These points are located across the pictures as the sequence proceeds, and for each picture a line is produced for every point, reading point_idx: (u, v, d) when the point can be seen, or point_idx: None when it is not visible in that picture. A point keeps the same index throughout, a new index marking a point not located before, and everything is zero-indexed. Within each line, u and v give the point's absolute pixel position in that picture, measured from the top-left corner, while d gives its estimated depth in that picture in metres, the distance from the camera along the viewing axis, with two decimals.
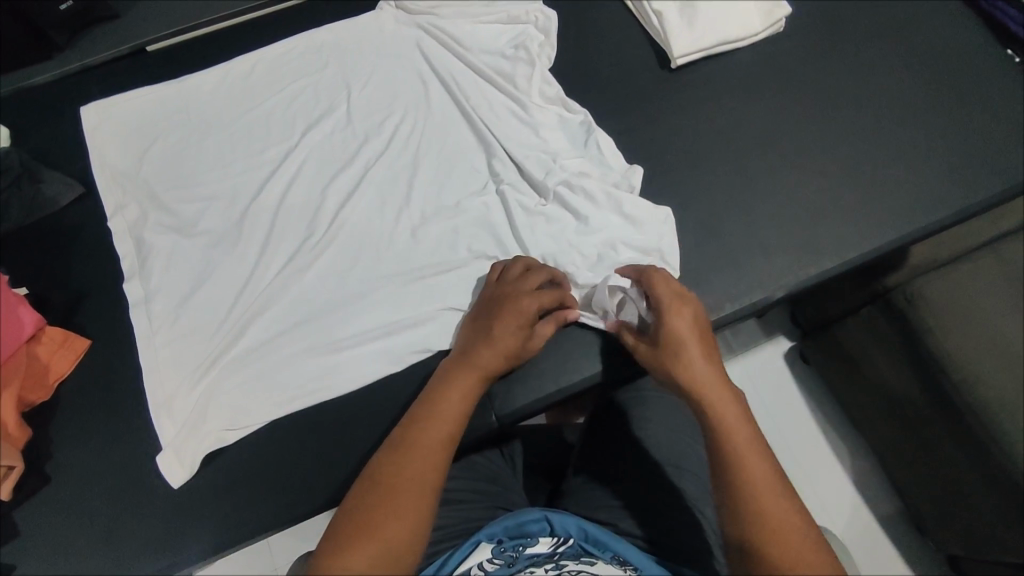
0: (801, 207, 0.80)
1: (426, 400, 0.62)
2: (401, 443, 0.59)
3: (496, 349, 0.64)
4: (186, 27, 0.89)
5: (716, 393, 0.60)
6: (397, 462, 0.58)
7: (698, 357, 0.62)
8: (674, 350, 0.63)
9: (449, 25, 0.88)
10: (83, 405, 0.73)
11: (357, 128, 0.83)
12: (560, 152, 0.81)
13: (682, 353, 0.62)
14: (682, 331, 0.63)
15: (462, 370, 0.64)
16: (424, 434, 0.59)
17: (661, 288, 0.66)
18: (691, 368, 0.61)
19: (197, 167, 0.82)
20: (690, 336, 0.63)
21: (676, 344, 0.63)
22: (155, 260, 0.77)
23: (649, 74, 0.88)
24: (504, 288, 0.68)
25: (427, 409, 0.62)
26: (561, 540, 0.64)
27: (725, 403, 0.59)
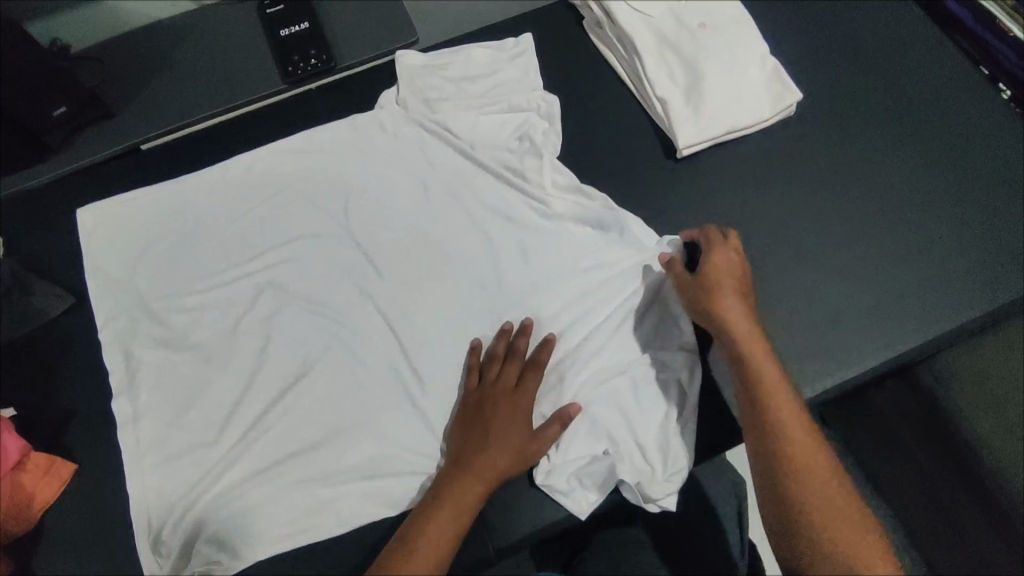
0: (817, 310, 0.75)
1: (411, 529, 0.63)
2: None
3: (496, 462, 0.66)
4: (182, 124, 0.88)
5: (754, 346, 0.66)
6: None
7: (734, 310, 0.68)
8: (722, 291, 0.69)
9: (447, 119, 0.85)
10: (67, 535, 0.70)
11: (355, 232, 0.81)
12: (572, 250, 0.78)
13: (727, 300, 0.68)
14: (730, 271, 0.70)
15: (453, 491, 0.64)
16: (417, 531, 0.62)
17: (715, 235, 0.73)
18: (735, 317, 0.67)
19: (191, 275, 0.80)
20: (734, 277, 0.70)
21: (721, 286, 0.69)
22: (143, 377, 0.75)
23: (654, 165, 0.84)
24: (491, 392, 0.69)
25: (410, 541, 0.62)
26: None
27: (763, 357, 0.66)
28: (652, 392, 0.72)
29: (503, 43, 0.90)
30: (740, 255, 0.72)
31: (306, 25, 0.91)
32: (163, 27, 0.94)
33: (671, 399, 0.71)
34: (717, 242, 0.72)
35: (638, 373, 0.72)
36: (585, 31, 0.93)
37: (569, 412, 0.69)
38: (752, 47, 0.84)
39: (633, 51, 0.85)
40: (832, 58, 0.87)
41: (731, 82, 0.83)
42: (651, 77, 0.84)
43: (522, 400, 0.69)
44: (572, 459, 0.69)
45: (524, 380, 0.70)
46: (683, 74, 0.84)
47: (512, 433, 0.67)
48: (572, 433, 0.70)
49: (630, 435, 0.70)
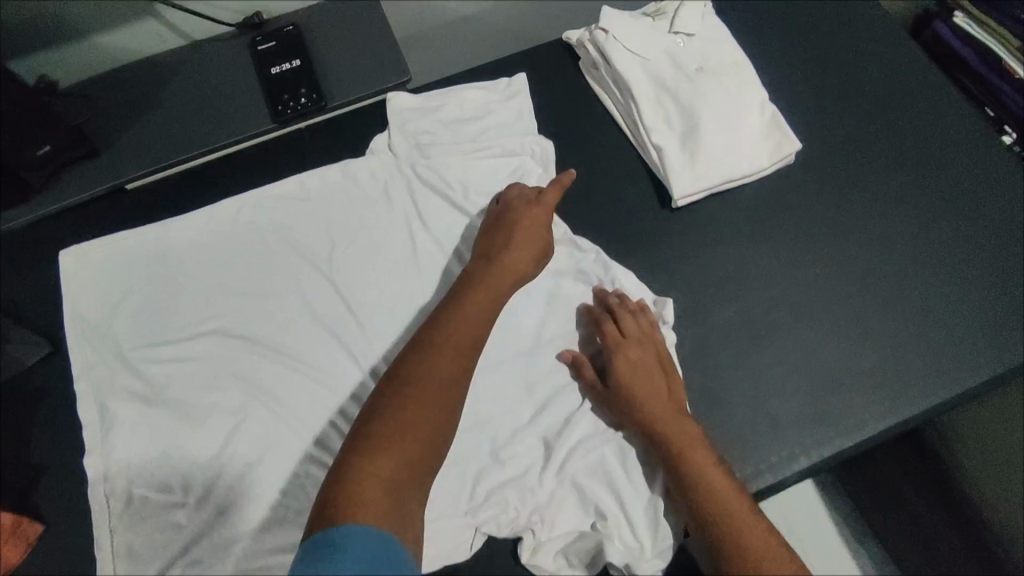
0: (816, 370, 0.72)
1: (430, 345, 0.64)
2: (405, 405, 0.59)
3: (519, 255, 0.73)
4: (166, 164, 0.85)
5: (671, 423, 0.67)
6: (403, 423, 0.57)
7: (645, 391, 0.69)
8: (635, 394, 0.69)
9: (440, 165, 0.84)
10: None
11: (343, 284, 0.80)
12: (565, 303, 0.77)
13: (644, 402, 0.68)
14: (636, 364, 0.70)
15: (475, 303, 0.69)
16: (438, 343, 0.64)
17: (617, 317, 0.73)
18: (656, 418, 0.67)
19: (174, 325, 0.78)
20: (639, 369, 0.70)
21: (634, 390, 0.69)
22: (117, 432, 0.72)
23: (648, 214, 0.81)
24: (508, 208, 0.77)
25: (429, 354, 0.63)
26: None
27: (680, 433, 0.66)
28: (642, 460, 0.70)
29: (496, 84, 0.89)
30: (643, 338, 0.71)
31: (297, 62, 0.89)
32: (153, 63, 0.91)
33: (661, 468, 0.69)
34: (614, 334, 0.72)
35: (628, 441, 0.70)
36: (581, 71, 0.91)
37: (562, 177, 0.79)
38: (752, 94, 0.82)
39: (630, 95, 0.83)
40: (838, 105, 0.84)
41: (729, 129, 0.80)
42: (647, 123, 0.81)
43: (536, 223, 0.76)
44: (557, 536, 0.68)
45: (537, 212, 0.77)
46: (681, 121, 0.81)
47: (530, 234, 0.75)
48: (557, 509, 0.68)
49: (618, 510, 0.68)
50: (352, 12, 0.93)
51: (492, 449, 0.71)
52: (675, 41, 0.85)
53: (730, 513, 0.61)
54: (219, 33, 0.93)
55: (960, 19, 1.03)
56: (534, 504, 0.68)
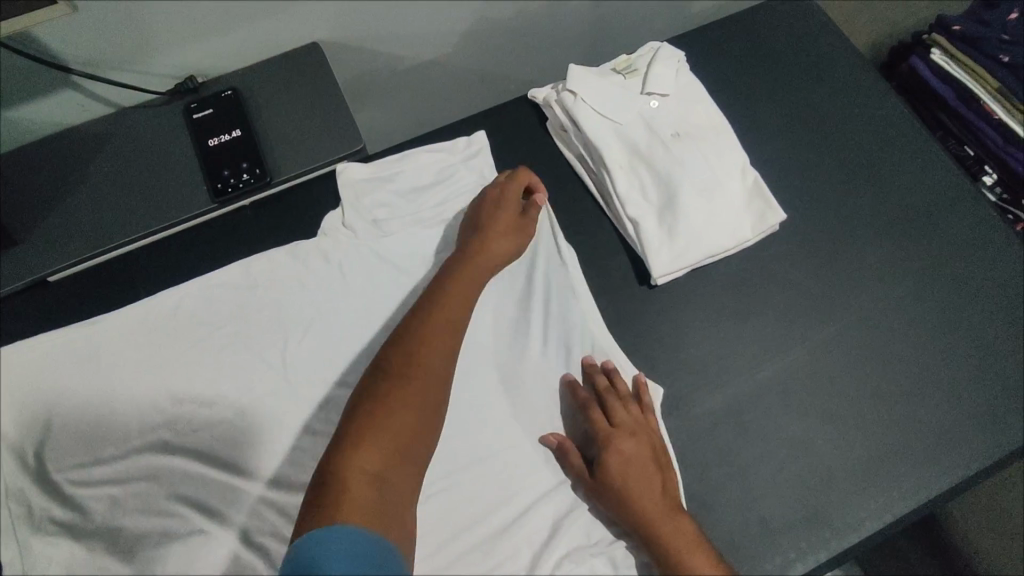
0: (808, 464, 0.68)
1: (400, 339, 0.62)
2: (384, 398, 0.58)
3: (495, 250, 0.71)
4: (92, 253, 0.76)
5: (666, 518, 0.62)
6: (380, 417, 0.57)
7: (641, 479, 0.63)
8: (625, 489, 0.63)
9: (401, 243, 0.77)
10: None
11: (296, 381, 0.72)
12: (543, 396, 0.70)
13: (634, 496, 0.63)
14: (629, 456, 0.64)
15: (447, 290, 0.66)
16: (418, 339, 0.62)
17: (604, 401, 0.67)
18: (649, 514, 0.62)
19: (107, 441, 0.70)
20: (628, 457, 0.64)
21: (625, 484, 0.63)
22: (51, 569, 0.65)
23: (626, 292, 0.75)
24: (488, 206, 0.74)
25: (412, 350, 0.61)
26: None
27: (677, 529, 0.61)
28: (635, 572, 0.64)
29: (454, 144, 0.82)
30: (635, 425, 0.66)
31: (237, 132, 0.81)
32: (76, 137, 0.82)
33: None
34: (604, 425, 0.66)
35: (621, 551, 0.64)
36: (549, 132, 0.84)
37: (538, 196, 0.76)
38: (731, 161, 0.77)
39: (602, 164, 0.77)
40: (814, 167, 0.81)
41: (708, 199, 0.75)
42: (622, 195, 0.76)
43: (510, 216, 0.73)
44: None
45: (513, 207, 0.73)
46: (658, 192, 0.76)
47: (504, 229, 0.72)
48: None
49: None
50: (299, 73, 0.85)
51: (468, 570, 0.65)
52: (648, 102, 0.79)
53: None
54: (146, 98, 0.84)
55: (937, 56, 0.94)
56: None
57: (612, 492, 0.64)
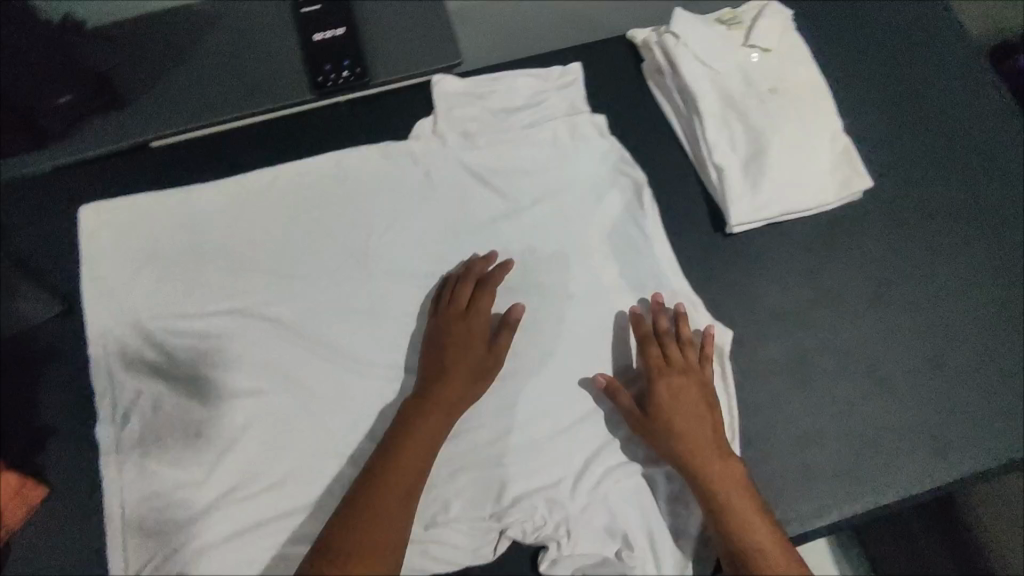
0: (854, 423, 0.70)
1: (377, 464, 0.63)
2: (359, 521, 0.60)
3: (462, 375, 0.68)
4: (196, 124, 0.80)
5: (712, 457, 0.65)
6: (358, 535, 0.60)
7: (689, 424, 0.66)
8: (678, 425, 0.66)
9: (489, 159, 0.80)
10: (33, 562, 0.67)
11: (375, 272, 0.75)
12: (608, 322, 0.74)
13: (687, 433, 0.66)
14: (679, 396, 0.67)
15: (417, 427, 0.65)
16: (388, 465, 0.63)
17: (663, 341, 0.70)
18: (702, 450, 0.65)
19: (195, 300, 0.74)
20: (682, 396, 0.67)
21: (679, 420, 0.66)
22: (136, 404, 0.71)
23: (699, 238, 0.78)
24: (455, 321, 0.70)
25: (380, 478, 0.62)
26: None
27: (721, 468, 0.64)
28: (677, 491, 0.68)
29: (549, 72, 0.83)
30: (686, 367, 0.69)
31: (342, 31, 0.83)
32: (189, 14, 0.85)
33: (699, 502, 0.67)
34: (660, 361, 0.69)
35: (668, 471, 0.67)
36: (643, 74, 0.85)
37: (515, 312, 0.71)
38: (824, 123, 0.77)
39: (694, 110, 0.78)
40: (906, 143, 0.80)
41: (796, 157, 0.76)
42: (710, 141, 0.77)
43: (478, 329, 0.70)
44: (579, 553, 0.66)
45: (482, 326, 0.71)
46: (747, 144, 0.77)
47: (472, 349, 0.69)
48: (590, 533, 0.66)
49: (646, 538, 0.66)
50: None
51: (519, 465, 0.68)
52: (749, 55, 0.80)
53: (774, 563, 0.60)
54: None
55: None
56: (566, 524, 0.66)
57: (657, 432, 0.66)
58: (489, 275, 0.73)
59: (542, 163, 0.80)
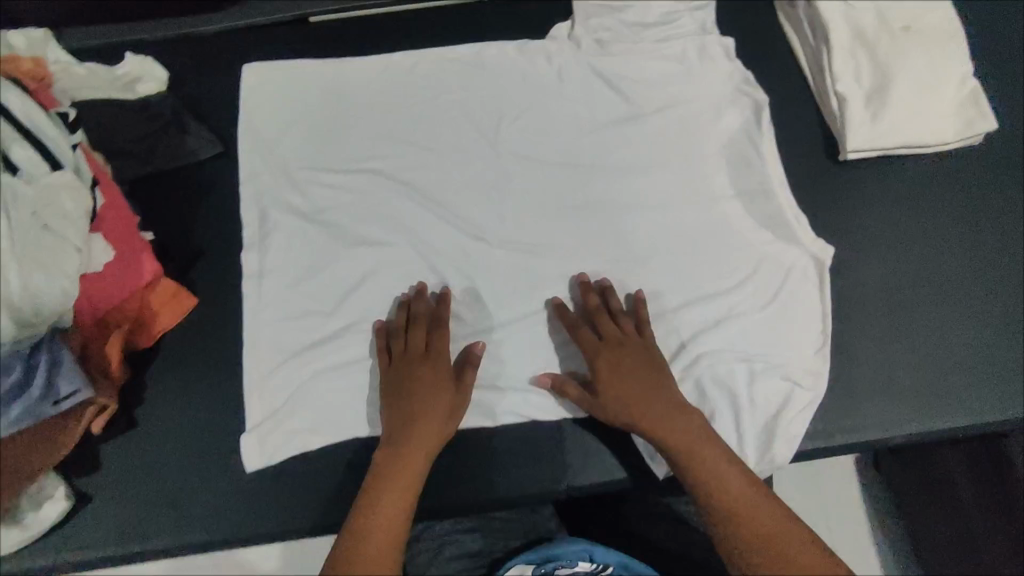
0: (940, 349, 0.73)
1: (360, 509, 0.63)
2: (354, 553, 0.60)
3: (433, 418, 0.67)
4: (353, 5, 0.87)
5: (673, 424, 0.66)
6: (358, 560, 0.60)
7: (642, 395, 0.68)
8: (629, 399, 0.68)
9: (618, 66, 0.84)
10: (178, 361, 0.76)
11: (500, 154, 0.81)
12: (713, 227, 0.78)
13: (637, 409, 0.67)
14: (622, 369, 0.69)
15: (394, 469, 0.65)
16: (372, 510, 0.63)
17: (596, 320, 0.72)
18: (650, 421, 0.67)
19: (337, 158, 0.82)
20: (627, 376, 0.69)
21: (625, 396, 0.68)
22: (275, 237, 0.78)
23: (810, 163, 0.81)
24: (415, 367, 0.70)
25: (369, 514, 0.62)
26: (600, 566, 0.77)
27: (682, 434, 0.66)
28: (770, 383, 0.71)
29: None
30: (619, 340, 0.71)
31: None
32: None
33: (790, 396, 0.70)
34: (595, 344, 0.71)
35: (759, 364, 0.71)
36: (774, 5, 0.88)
37: (476, 349, 0.72)
38: (954, 66, 0.79)
39: (825, 40, 0.80)
40: None
41: (922, 94, 0.78)
42: (837, 71, 0.79)
43: (444, 374, 0.70)
44: None
45: (445, 371, 0.70)
46: (873, 78, 0.79)
47: (438, 390, 0.69)
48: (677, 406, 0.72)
49: (731, 422, 0.70)
50: None
51: None
52: None
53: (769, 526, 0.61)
54: None
55: None
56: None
57: (619, 411, 0.68)
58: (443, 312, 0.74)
59: (667, 77, 0.84)
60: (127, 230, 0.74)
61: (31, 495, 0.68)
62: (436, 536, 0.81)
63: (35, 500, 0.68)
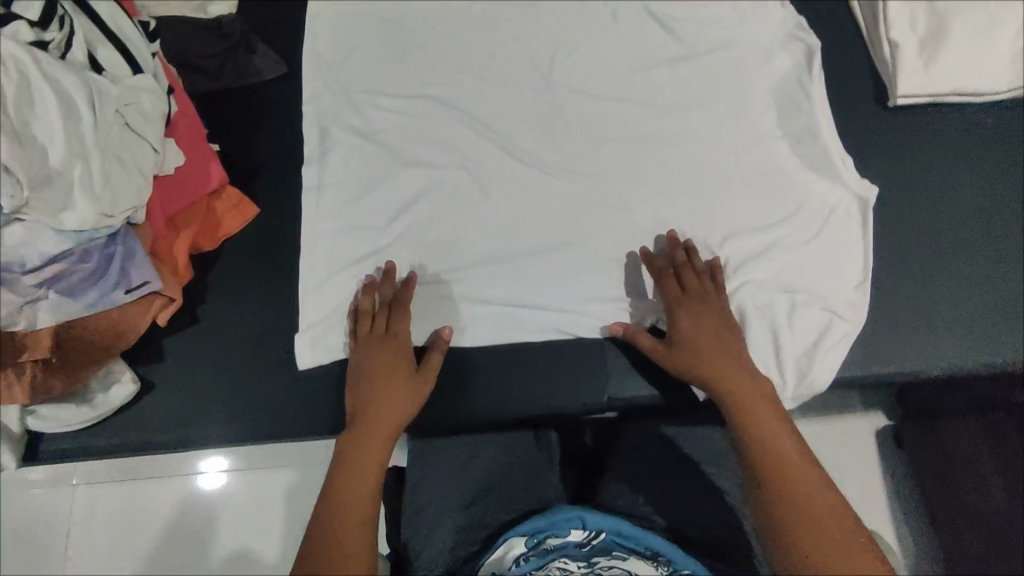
0: (978, 291, 0.75)
1: (326, 496, 0.63)
2: (319, 538, 0.60)
3: (396, 400, 0.69)
4: None
5: (733, 381, 0.67)
6: (325, 542, 0.59)
7: (707, 350, 0.69)
8: (699, 351, 0.69)
9: (673, 7, 0.86)
10: (238, 264, 0.80)
11: (555, 87, 0.84)
12: (760, 164, 0.80)
13: (706, 358, 0.69)
14: (699, 323, 0.70)
15: (357, 450, 0.66)
16: (336, 492, 0.63)
17: (675, 275, 0.73)
18: (714, 374, 0.68)
19: (396, 82, 0.84)
20: (702, 331, 0.70)
21: (695, 347, 0.69)
22: (334, 154, 0.81)
23: (860, 107, 0.82)
24: (380, 351, 0.71)
25: (333, 499, 0.63)
26: (592, 535, 0.64)
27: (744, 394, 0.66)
28: (810, 313, 0.73)
29: None
30: (699, 295, 0.72)
31: None
32: None
33: (829, 327, 0.72)
34: (677, 293, 0.72)
35: (800, 295, 0.73)
36: None
37: (442, 333, 0.73)
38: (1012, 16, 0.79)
39: None
40: None
41: (976, 43, 0.78)
42: (894, 16, 0.80)
43: (405, 357, 0.71)
44: None
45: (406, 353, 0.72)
46: (929, 25, 0.80)
47: (401, 373, 0.70)
48: None
49: (769, 347, 0.72)
50: None
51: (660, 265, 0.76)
52: None
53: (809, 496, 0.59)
54: None
55: None
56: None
57: (685, 361, 0.69)
58: (405, 295, 0.74)
59: (722, 19, 0.85)
60: (196, 139, 0.79)
61: (100, 376, 0.72)
62: (431, 511, 0.72)
63: (105, 380, 0.73)
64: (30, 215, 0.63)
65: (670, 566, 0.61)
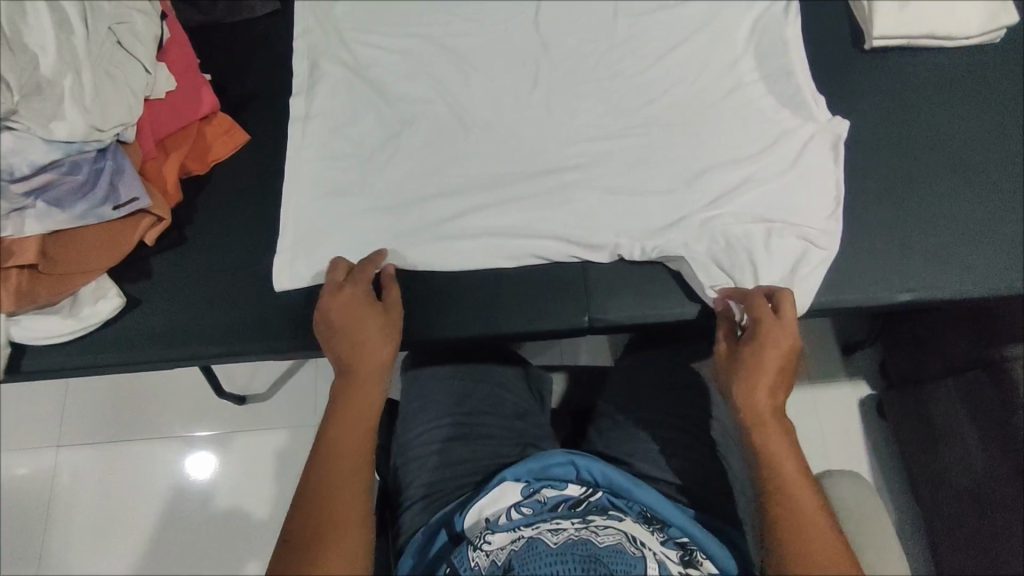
0: (949, 223, 0.78)
1: (324, 451, 0.61)
2: (320, 489, 0.58)
3: (372, 340, 0.65)
4: None
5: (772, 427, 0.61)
6: (327, 494, 0.58)
7: (764, 388, 0.62)
8: (757, 385, 0.62)
9: None
10: (227, 189, 0.82)
11: (542, 27, 0.86)
12: (739, 102, 0.82)
13: (758, 391, 0.62)
14: (770, 353, 0.63)
15: (348, 404, 0.63)
16: (332, 444, 0.61)
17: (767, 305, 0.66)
18: (760, 411, 0.61)
19: (387, 20, 0.86)
20: (768, 368, 0.62)
21: (758, 380, 0.62)
22: (321, 85, 0.83)
23: (835, 51, 0.85)
24: (340, 300, 0.67)
25: (330, 453, 0.60)
26: (588, 489, 0.63)
27: (781, 444, 0.60)
28: (785, 241, 0.75)
29: None
30: (784, 332, 0.64)
31: None
32: None
33: (804, 254, 0.74)
34: (768, 314, 0.65)
35: (774, 222, 0.76)
36: None
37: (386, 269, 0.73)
38: None
39: None
40: None
41: None
42: None
43: (367, 298, 0.68)
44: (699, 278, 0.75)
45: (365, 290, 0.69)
46: None
47: (368, 312, 0.67)
48: (702, 257, 0.75)
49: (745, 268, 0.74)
50: None
51: (639, 195, 0.78)
52: None
53: (817, 538, 0.55)
54: None
55: None
56: (689, 249, 0.75)
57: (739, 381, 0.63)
58: (368, 262, 0.72)
59: None
60: (189, 67, 0.80)
61: (90, 288, 0.74)
62: (419, 451, 0.72)
63: (92, 294, 0.74)
64: (21, 122, 0.64)
65: (663, 529, 0.60)
